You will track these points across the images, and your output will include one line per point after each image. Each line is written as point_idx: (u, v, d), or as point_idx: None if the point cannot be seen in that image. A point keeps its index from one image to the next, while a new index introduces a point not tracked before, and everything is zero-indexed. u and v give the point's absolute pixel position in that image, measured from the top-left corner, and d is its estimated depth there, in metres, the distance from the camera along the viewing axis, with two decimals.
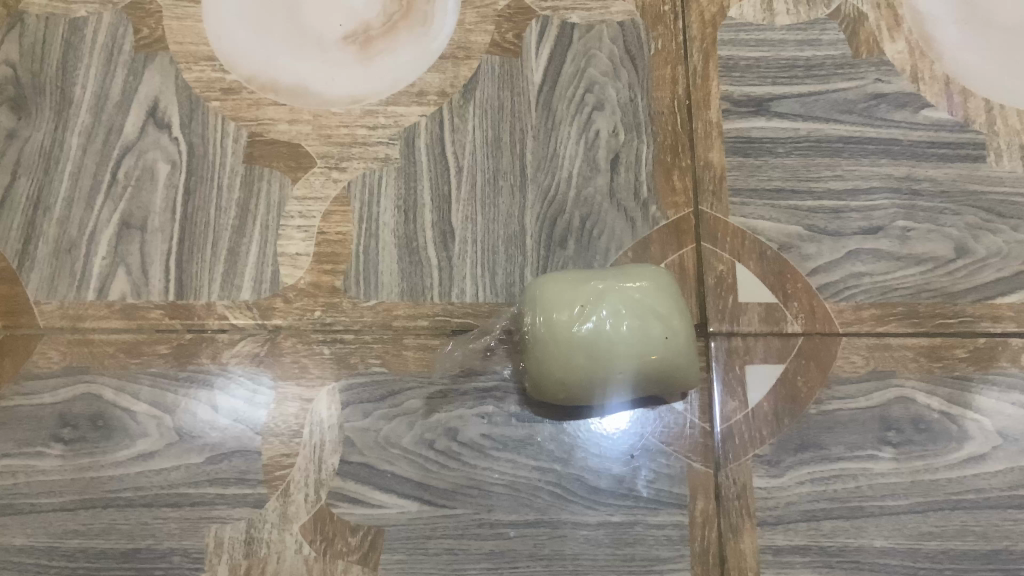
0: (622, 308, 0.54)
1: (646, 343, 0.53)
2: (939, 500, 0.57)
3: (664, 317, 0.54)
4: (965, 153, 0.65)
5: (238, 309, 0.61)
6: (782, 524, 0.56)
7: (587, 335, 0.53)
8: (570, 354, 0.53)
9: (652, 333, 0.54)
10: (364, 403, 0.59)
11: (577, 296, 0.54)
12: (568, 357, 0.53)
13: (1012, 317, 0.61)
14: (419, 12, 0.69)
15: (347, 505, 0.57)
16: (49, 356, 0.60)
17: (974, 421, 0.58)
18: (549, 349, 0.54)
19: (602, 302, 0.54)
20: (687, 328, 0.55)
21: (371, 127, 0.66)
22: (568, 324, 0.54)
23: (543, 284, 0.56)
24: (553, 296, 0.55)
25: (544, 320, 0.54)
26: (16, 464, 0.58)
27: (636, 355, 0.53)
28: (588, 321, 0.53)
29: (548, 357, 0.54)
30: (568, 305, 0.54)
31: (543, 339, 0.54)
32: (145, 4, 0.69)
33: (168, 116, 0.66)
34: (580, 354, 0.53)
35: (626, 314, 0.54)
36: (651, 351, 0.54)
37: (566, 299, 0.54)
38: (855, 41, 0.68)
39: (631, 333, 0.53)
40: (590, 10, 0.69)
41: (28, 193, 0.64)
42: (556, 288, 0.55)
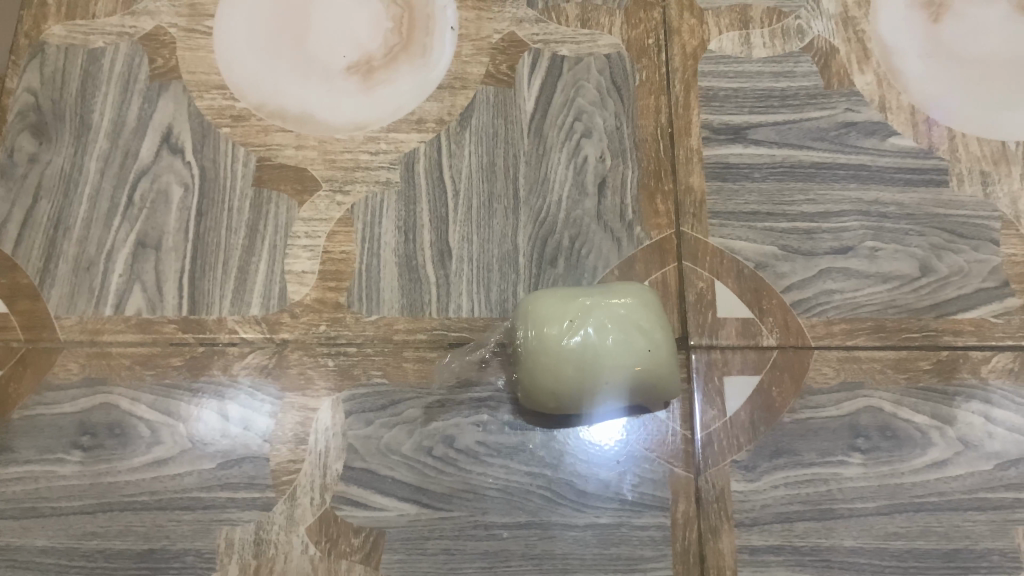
0: (609, 323, 0.58)
1: (630, 355, 0.58)
2: (904, 502, 0.61)
3: (647, 330, 0.58)
4: (929, 178, 0.70)
5: (248, 323, 0.65)
6: (759, 525, 0.60)
7: (576, 348, 0.57)
8: (561, 365, 0.57)
9: (636, 346, 0.58)
10: (366, 412, 0.63)
11: (567, 312, 0.58)
12: (559, 368, 0.57)
13: (973, 332, 0.65)
14: (418, 45, 0.73)
15: (350, 508, 0.61)
16: (69, 368, 0.63)
17: (938, 428, 0.63)
18: (541, 361, 0.58)
19: (590, 316, 0.58)
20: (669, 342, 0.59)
21: (372, 152, 0.70)
22: (559, 336, 0.58)
23: (536, 300, 0.60)
24: (545, 312, 0.59)
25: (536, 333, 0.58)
26: (38, 470, 0.61)
27: (621, 365, 0.57)
28: (577, 334, 0.58)
29: (540, 367, 0.58)
30: (559, 319, 0.58)
31: (535, 350, 0.58)
32: (160, 35, 0.73)
33: (181, 142, 0.70)
34: (570, 365, 0.57)
35: (613, 328, 0.58)
36: (635, 363, 0.58)
37: (558, 313, 0.58)
38: (826, 73, 0.73)
39: (617, 345, 0.57)
40: (579, 43, 0.73)
41: (49, 214, 0.67)
42: (548, 304, 0.59)
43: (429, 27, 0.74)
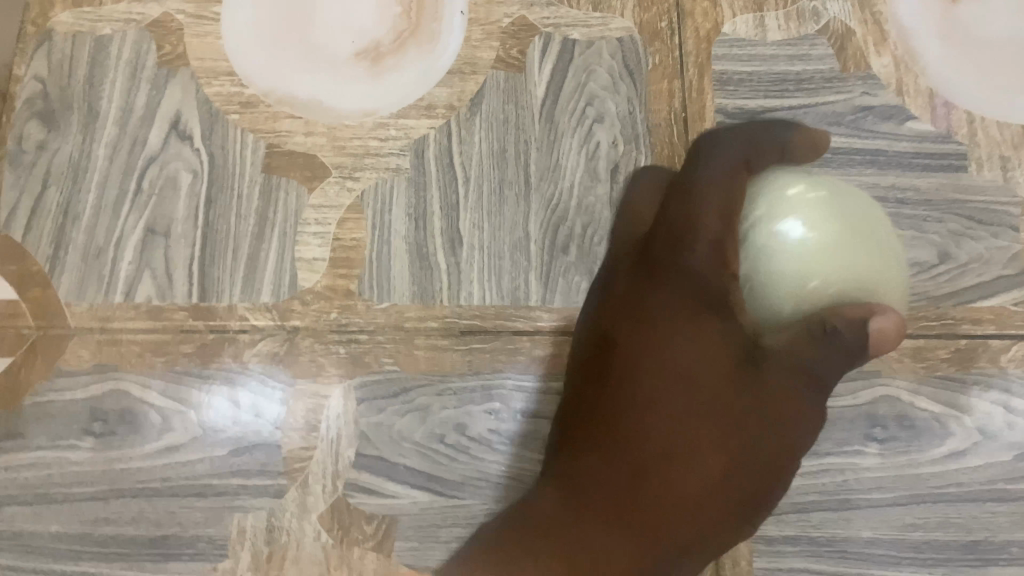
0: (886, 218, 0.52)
1: (891, 251, 0.50)
2: (921, 493, 0.60)
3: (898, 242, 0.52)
4: (948, 163, 0.68)
5: (258, 311, 0.64)
6: (773, 515, 0.60)
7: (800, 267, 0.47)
8: (829, 259, 0.47)
9: (887, 238, 0.50)
10: (377, 400, 0.62)
11: (801, 191, 0.49)
12: (825, 263, 0.47)
13: (992, 320, 0.64)
14: (426, 30, 0.72)
15: (362, 497, 0.61)
16: (79, 355, 0.63)
17: (956, 419, 0.62)
18: (792, 257, 0.47)
19: (835, 197, 0.49)
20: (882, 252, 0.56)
21: (383, 138, 0.69)
22: (798, 215, 0.48)
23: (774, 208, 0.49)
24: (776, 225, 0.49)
25: (765, 232, 0.49)
26: (49, 456, 0.61)
27: (890, 257, 0.50)
28: (841, 219, 0.48)
29: (786, 266, 0.47)
30: (786, 201, 0.49)
31: (770, 248, 0.48)
32: (167, 21, 0.72)
33: (190, 128, 0.69)
34: (841, 260, 0.47)
35: (871, 218, 0.50)
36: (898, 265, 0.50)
37: (777, 201, 0.49)
38: (843, 56, 0.72)
39: (884, 241, 0.50)
40: (591, 27, 0.72)
41: (58, 201, 0.67)
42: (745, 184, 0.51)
43: (438, 10, 0.72)
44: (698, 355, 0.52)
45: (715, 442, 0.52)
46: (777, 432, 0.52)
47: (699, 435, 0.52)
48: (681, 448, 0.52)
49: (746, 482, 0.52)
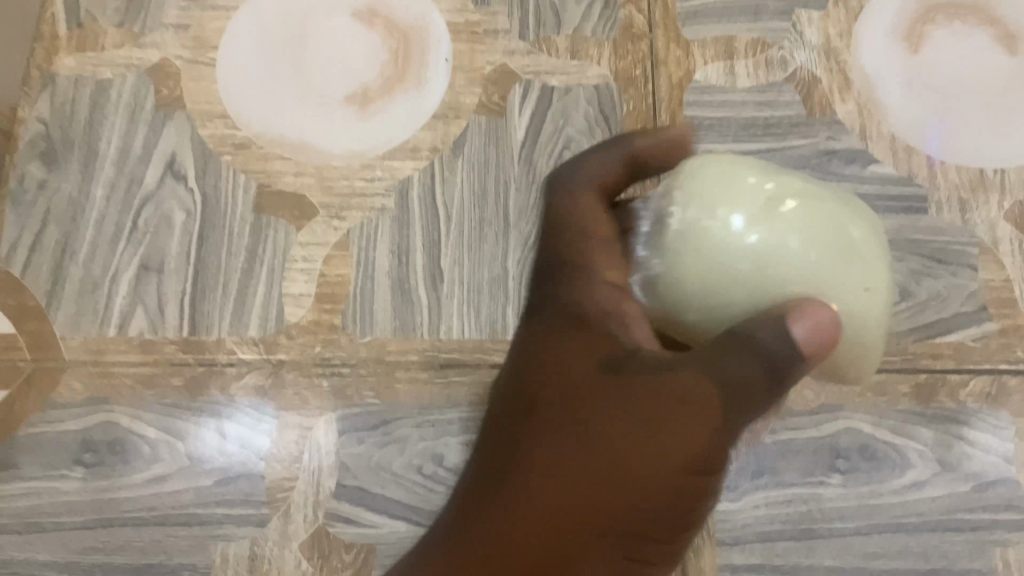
0: (872, 230, 0.47)
1: (850, 278, 0.44)
2: (882, 523, 0.62)
3: (880, 266, 0.46)
4: (909, 205, 0.71)
5: (245, 344, 0.67)
6: (739, 544, 0.62)
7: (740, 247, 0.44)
8: (744, 255, 0.44)
9: (859, 259, 0.45)
10: (358, 430, 0.65)
11: (762, 180, 0.46)
12: (732, 261, 0.44)
13: (951, 355, 0.67)
14: (412, 76, 0.75)
15: (342, 525, 0.63)
16: (72, 387, 0.66)
17: (916, 450, 0.64)
18: (699, 247, 0.44)
19: (801, 201, 0.46)
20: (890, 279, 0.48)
21: (369, 179, 0.72)
22: (726, 199, 0.45)
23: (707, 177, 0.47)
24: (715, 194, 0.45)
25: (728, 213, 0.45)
26: (41, 484, 0.63)
27: (844, 280, 0.44)
28: (785, 217, 0.44)
29: (692, 254, 0.44)
30: (730, 179, 0.46)
31: (704, 227, 0.44)
32: (165, 66, 0.76)
33: (184, 169, 0.72)
34: (752, 262, 0.43)
35: (840, 233, 0.45)
36: (854, 294, 0.44)
37: (723, 175, 0.46)
38: (809, 102, 0.75)
39: (849, 250, 0.45)
40: (569, 74, 0.75)
41: (57, 237, 0.70)
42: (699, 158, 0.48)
43: (423, 58, 0.76)
44: (560, 367, 0.45)
45: (600, 456, 0.42)
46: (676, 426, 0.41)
47: (575, 456, 0.42)
48: (558, 479, 0.42)
49: (643, 493, 0.41)
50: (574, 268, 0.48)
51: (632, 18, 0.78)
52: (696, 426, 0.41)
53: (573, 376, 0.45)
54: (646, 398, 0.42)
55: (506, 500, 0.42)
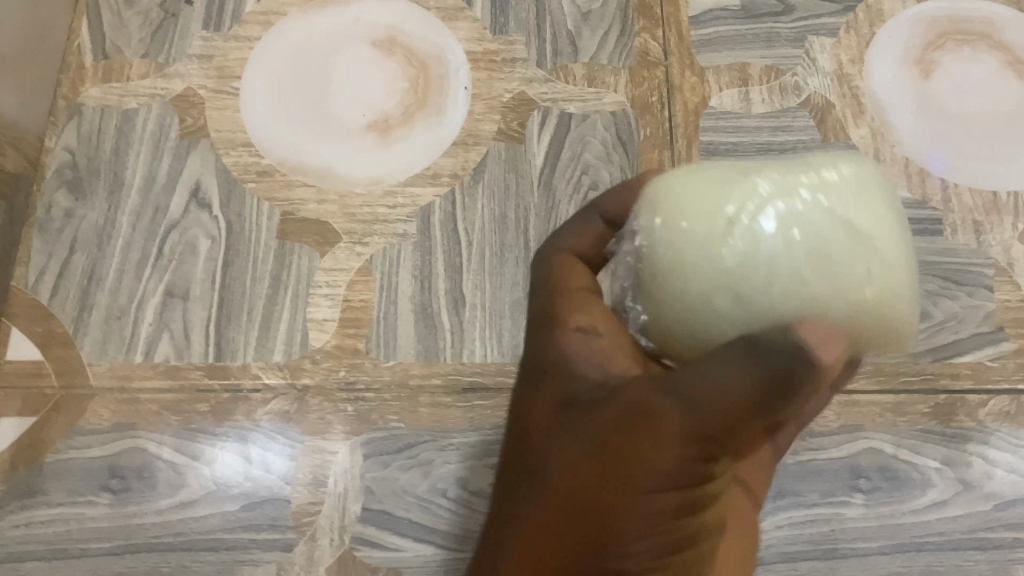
0: (871, 207, 0.41)
1: (847, 272, 0.39)
2: (905, 543, 0.62)
3: (885, 250, 0.40)
4: (924, 228, 0.72)
5: (270, 369, 0.68)
6: (764, 565, 0.62)
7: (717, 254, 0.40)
8: (717, 290, 0.40)
9: (856, 248, 0.40)
10: (383, 454, 0.65)
11: (727, 193, 0.41)
12: (708, 298, 0.40)
13: (970, 375, 0.67)
14: (432, 104, 0.76)
15: (367, 548, 0.63)
16: (99, 413, 0.66)
17: (937, 470, 0.64)
18: (670, 291, 0.41)
19: (776, 206, 0.40)
20: (907, 251, 0.42)
21: (390, 206, 0.73)
22: (688, 231, 0.41)
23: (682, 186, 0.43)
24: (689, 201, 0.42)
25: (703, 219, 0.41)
26: (69, 511, 0.64)
27: (841, 274, 0.39)
28: (756, 234, 0.40)
29: (669, 300, 0.42)
30: (689, 205, 0.42)
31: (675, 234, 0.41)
32: (189, 95, 0.77)
33: (209, 197, 0.73)
34: (730, 269, 0.40)
35: (831, 228, 0.40)
36: (857, 289, 0.39)
37: (685, 199, 0.42)
38: (822, 127, 0.76)
39: (840, 244, 0.39)
40: (586, 101, 0.77)
41: (83, 265, 0.71)
42: (666, 181, 0.44)
43: (443, 87, 0.77)
44: (523, 421, 0.44)
45: (581, 488, 0.40)
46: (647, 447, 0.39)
47: (537, 505, 0.42)
48: (537, 520, 0.42)
49: (614, 525, 0.40)
50: (541, 321, 0.46)
51: (647, 46, 0.79)
52: (655, 447, 0.39)
53: (530, 428, 0.44)
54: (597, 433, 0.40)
55: (494, 556, 0.44)
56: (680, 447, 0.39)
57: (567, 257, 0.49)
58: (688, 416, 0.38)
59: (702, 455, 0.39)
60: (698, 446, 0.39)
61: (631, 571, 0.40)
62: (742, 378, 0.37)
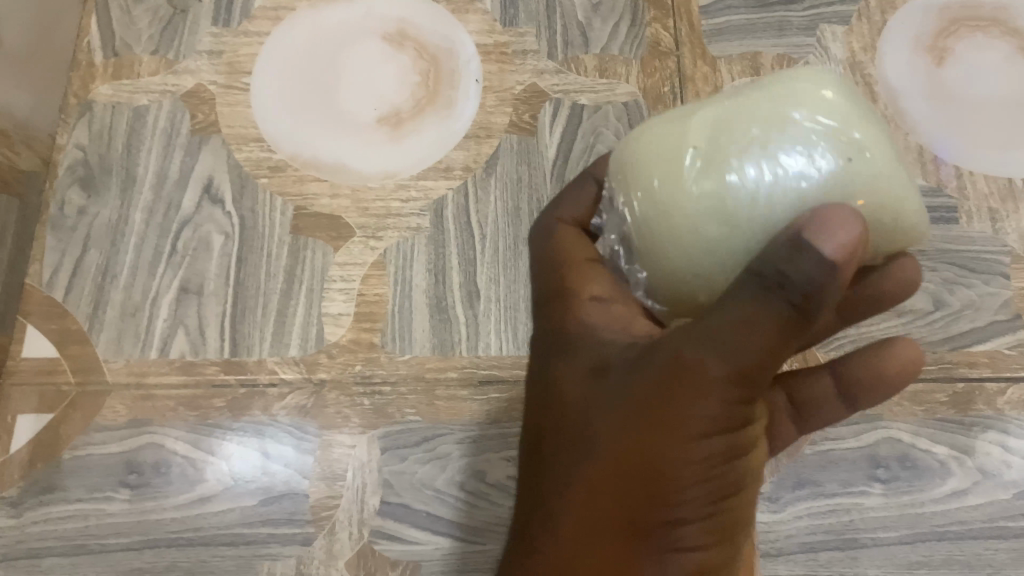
0: (834, 110, 0.41)
1: (832, 179, 0.39)
2: (925, 532, 0.62)
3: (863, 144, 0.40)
4: (939, 216, 0.72)
5: (286, 364, 0.68)
6: (783, 555, 0.62)
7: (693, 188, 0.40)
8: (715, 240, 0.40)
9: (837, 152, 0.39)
10: (400, 448, 0.65)
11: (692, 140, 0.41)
12: (709, 248, 0.40)
13: (987, 364, 0.67)
14: (444, 97, 0.76)
15: (386, 542, 0.63)
16: (116, 410, 0.66)
17: (956, 459, 0.64)
18: (667, 249, 0.41)
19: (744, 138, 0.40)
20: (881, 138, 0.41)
21: (403, 200, 0.73)
22: (667, 193, 0.41)
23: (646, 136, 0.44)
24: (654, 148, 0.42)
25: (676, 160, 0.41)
26: (87, 507, 0.64)
27: (830, 182, 0.39)
28: (732, 173, 0.39)
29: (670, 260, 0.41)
30: (658, 165, 0.41)
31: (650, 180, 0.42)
32: (200, 91, 0.77)
33: (221, 192, 0.73)
34: (711, 199, 0.40)
35: (806, 138, 0.39)
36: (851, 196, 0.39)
37: (656, 161, 0.42)
38: None
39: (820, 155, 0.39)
40: (598, 92, 0.77)
41: (97, 262, 0.71)
42: (627, 151, 0.44)
43: (454, 79, 0.77)
44: (559, 396, 0.43)
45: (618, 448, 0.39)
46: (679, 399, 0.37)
47: (582, 474, 0.40)
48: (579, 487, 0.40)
49: (661, 485, 0.38)
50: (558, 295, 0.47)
51: (658, 36, 0.79)
52: (696, 397, 0.36)
53: (565, 395, 0.43)
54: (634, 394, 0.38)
55: (536, 541, 0.42)
56: (719, 394, 0.36)
57: (563, 226, 0.50)
58: (723, 361, 0.36)
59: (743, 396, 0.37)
60: (737, 388, 0.36)
61: (688, 521, 0.39)
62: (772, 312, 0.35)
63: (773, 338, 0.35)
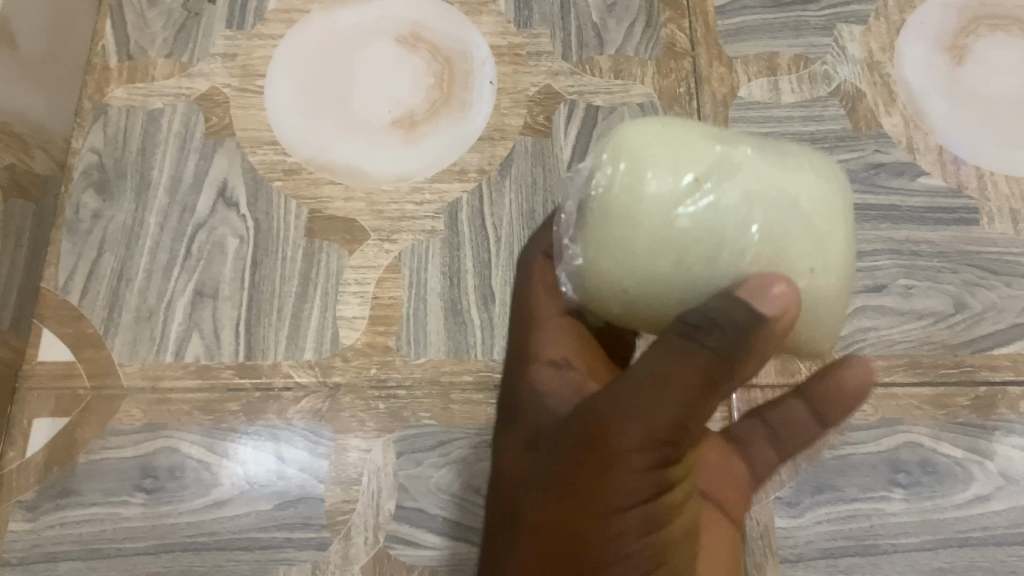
0: (823, 203, 0.43)
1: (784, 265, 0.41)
2: (947, 537, 0.61)
3: (831, 236, 0.42)
4: (959, 217, 0.71)
5: (301, 367, 0.68)
6: (803, 561, 0.61)
7: (664, 210, 0.41)
8: (660, 250, 0.41)
9: (800, 247, 0.42)
10: (416, 452, 0.65)
11: (695, 160, 0.42)
12: (655, 272, 0.41)
13: (1010, 367, 0.66)
14: (458, 99, 0.76)
15: (402, 547, 0.63)
16: (131, 414, 0.66)
17: (978, 463, 0.63)
18: (614, 254, 0.42)
19: (741, 181, 0.42)
20: (850, 234, 0.44)
21: (418, 202, 0.73)
22: (651, 194, 0.41)
23: (653, 136, 0.43)
24: (651, 153, 0.42)
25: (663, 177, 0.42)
26: (103, 511, 0.64)
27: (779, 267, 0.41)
28: (706, 215, 0.41)
29: (609, 255, 0.42)
30: (651, 163, 0.42)
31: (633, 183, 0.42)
32: (214, 94, 0.77)
33: (236, 196, 0.73)
34: (673, 230, 0.41)
35: (782, 223, 0.41)
36: (796, 275, 0.42)
37: (650, 150, 0.43)
38: (854, 116, 0.75)
39: (795, 228, 0.42)
40: (613, 93, 0.76)
41: (112, 266, 0.71)
42: (637, 142, 0.43)
43: (468, 81, 0.77)
44: (499, 472, 0.46)
45: (553, 519, 0.40)
46: (607, 463, 0.39)
47: (522, 545, 0.41)
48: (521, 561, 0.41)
49: (591, 554, 0.40)
50: (519, 357, 0.50)
51: (674, 36, 0.79)
52: (620, 458, 0.39)
53: (507, 469, 0.45)
54: (558, 468, 0.40)
55: None
56: (643, 459, 0.39)
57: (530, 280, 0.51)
58: (644, 423, 0.38)
59: (663, 461, 0.40)
60: (659, 454, 0.39)
61: None
62: (688, 370, 0.39)
63: (689, 404, 0.39)
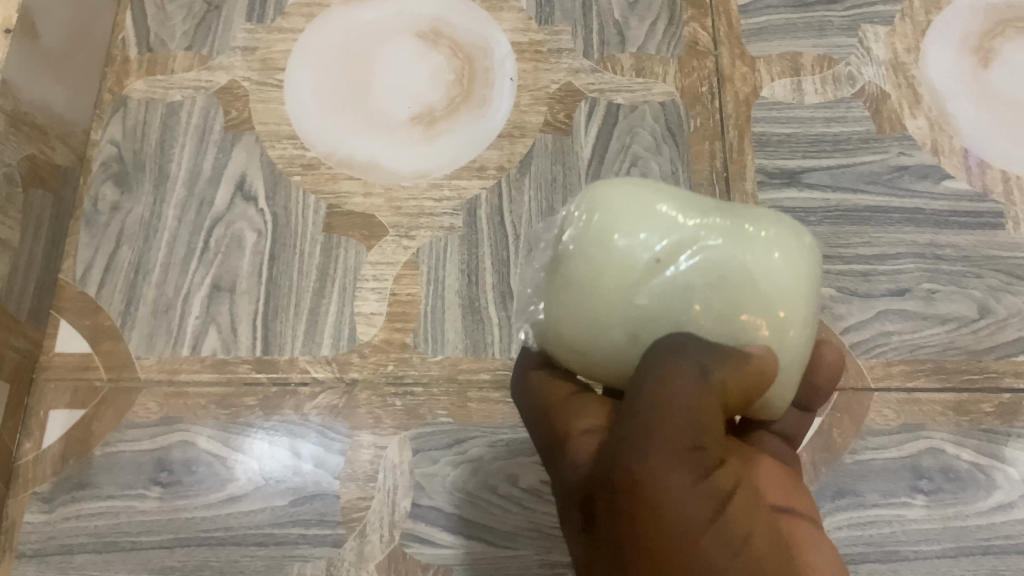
0: (792, 274, 0.44)
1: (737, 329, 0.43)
2: (969, 545, 0.61)
3: (792, 308, 0.43)
4: (985, 221, 0.70)
5: (318, 363, 0.67)
6: None
7: (621, 268, 0.44)
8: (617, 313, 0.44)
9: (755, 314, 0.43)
10: (432, 450, 0.65)
11: (664, 224, 0.44)
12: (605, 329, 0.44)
13: None
14: (478, 96, 0.75)
15: (418, 545, 0.62)
16: (148, 407, 0.66)
17: (1001, 471, 0.63)
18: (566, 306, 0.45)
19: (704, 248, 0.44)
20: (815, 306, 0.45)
21: (436, 199, 0.72)
22: (614, 253, 0.44)
23: (629, 195, 0.46)
24: (620, 212, 0.45)
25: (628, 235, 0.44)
26: (119, 505, 0.64)
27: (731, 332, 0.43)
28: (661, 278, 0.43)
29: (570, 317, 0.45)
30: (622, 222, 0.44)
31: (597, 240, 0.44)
32: (234, 88, 0.77)
33: (254, 190, 0.73)
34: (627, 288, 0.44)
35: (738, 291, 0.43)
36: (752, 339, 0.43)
37: (627, 216, 0.45)
38: (878, 118, 0.74)
39: (752, 298, 0.43)
40: (634, 91, 0.76)
41: (130, 259, 0.71)
42: (611, 200, 0.45)
43: (487, 78, 0.76)
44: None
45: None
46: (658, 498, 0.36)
47: None
48: None
49: None
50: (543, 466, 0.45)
51: (696, 35, 0.78)
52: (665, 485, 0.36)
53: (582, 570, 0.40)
54: (616, 529, 0.37)
55: None
56: (682, 475, 0.36)
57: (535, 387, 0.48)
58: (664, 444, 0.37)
59: (702, 472, 0.37)
60: (690, 460, 0.37)
61: None
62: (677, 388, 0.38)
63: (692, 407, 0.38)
